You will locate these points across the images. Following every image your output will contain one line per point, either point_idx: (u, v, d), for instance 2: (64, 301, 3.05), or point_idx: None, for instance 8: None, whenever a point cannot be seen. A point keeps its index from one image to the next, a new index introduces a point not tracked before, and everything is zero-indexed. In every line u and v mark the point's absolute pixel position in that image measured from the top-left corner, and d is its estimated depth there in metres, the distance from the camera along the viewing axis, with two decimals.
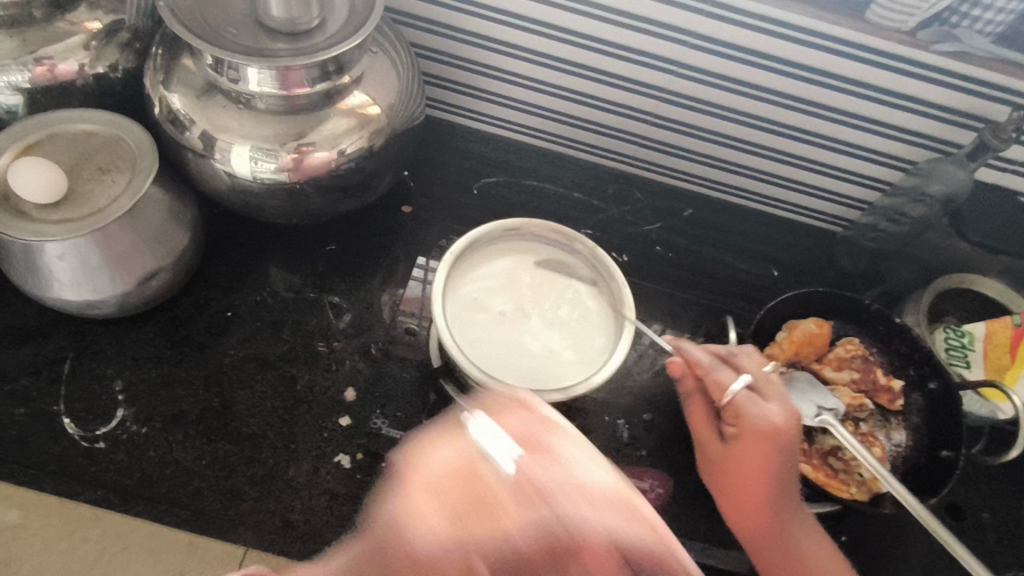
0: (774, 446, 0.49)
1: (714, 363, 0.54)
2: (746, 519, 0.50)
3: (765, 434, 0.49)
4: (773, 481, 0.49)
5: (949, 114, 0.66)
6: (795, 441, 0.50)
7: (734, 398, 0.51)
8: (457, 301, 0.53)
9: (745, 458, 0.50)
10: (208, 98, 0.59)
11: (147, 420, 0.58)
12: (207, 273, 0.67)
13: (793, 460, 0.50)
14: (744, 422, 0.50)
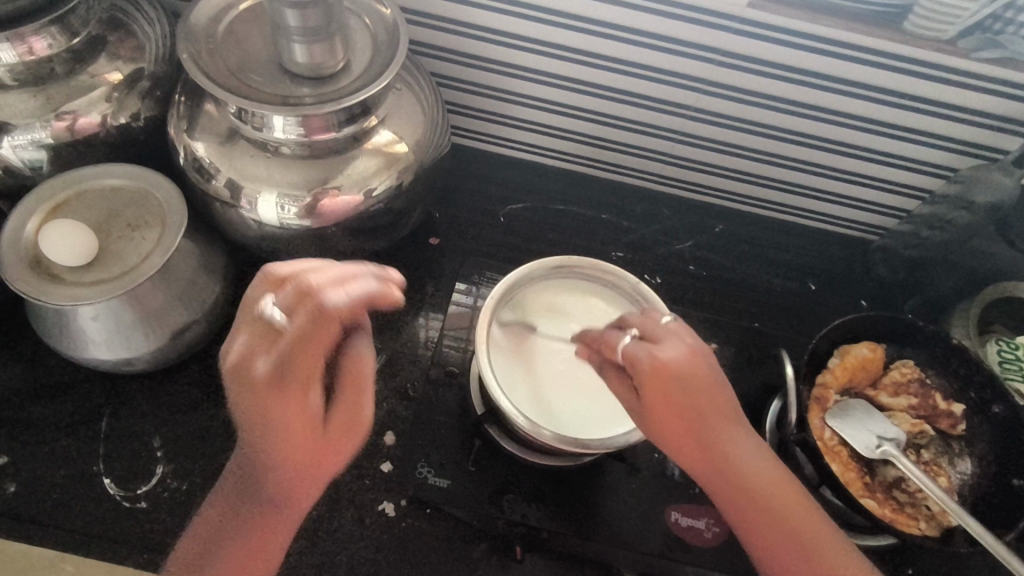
0: (674, 384, 0.44)
1: (605, 330, 0.48)
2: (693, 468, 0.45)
3: (659, 374, 0.44)
4: (691, 419, 0.44)
5: (992, 120, 0.63)
6: (692, 374, 0.45)
7: (625, 351, 0.45)
8: (504, 343, 0.51)
9: (658, 413, 0.44)
10: (233, 145, 0.58)
11: (187, 476, 0.57)
12: (238, 319, 0.66)
13: (700, 392, 0.44)
14: (637, 371, 0.44)
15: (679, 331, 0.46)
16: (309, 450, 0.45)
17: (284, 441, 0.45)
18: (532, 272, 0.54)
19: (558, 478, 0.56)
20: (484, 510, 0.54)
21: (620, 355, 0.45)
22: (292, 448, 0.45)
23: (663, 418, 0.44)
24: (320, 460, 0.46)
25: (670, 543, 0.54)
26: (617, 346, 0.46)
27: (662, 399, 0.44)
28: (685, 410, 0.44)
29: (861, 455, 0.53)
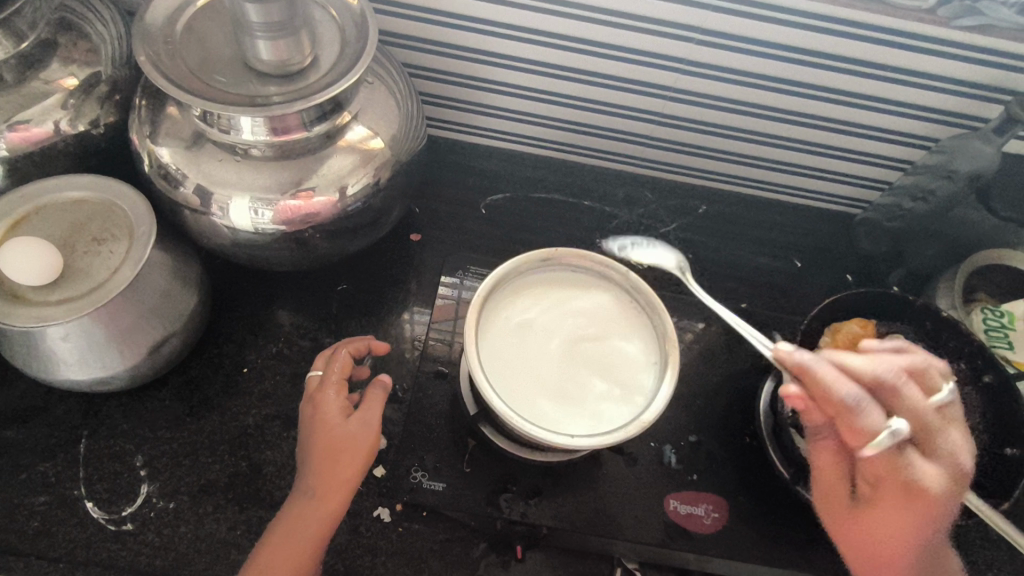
0: (920, 507, 0.44)
1: (861, 398, 0.45)
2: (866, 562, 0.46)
3: (916, 495, 0.44)
4: (909, 534, 0.44)
5: (972, 88, 0.63)
6: (938, 505, 0.45)
7: (881, 449, 0.44)
8: (492, 341, 0.49)
9: (879, 516, 0.45)
10: (199, 149, 0.55)
11: (173, 494, 0.55)
12: (218, 329, 0.64)
13: (932, 525, 0.45)
14: (890, 477, 0.44)
15: (942, 441, 0.45)
16: (327, 456, 0.50)
17: (309, 449, 0.51)
18: (516, 266, 0.51)
19: (555, 474, 0.55)
20: (480, 512, 0.53)
21: (875, 450, 0.44)
22: (316, 455, 0.50)
23: (894, 525, 0.44)
24: (337, 461, 0.50)
25: (670, 532, 0.54)
26: (875, 439, 0.44)
27: (898, 512, 0.44)
28: (912, 527, 0.44)
29: None
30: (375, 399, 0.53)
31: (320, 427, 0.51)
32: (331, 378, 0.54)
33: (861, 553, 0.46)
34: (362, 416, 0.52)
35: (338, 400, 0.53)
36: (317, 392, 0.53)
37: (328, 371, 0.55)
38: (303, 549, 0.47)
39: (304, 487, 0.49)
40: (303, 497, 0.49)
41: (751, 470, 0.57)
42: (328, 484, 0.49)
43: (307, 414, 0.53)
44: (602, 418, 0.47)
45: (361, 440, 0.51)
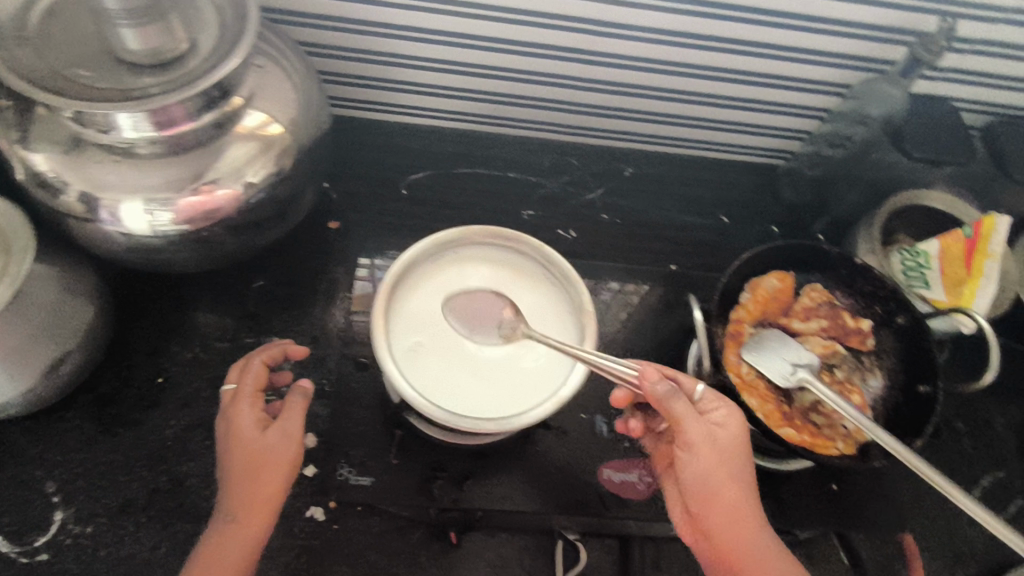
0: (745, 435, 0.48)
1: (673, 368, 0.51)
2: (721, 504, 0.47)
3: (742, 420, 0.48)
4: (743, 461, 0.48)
5: (878, 32, 0.63)
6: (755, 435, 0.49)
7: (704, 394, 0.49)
8: (406, 325, 0.48)
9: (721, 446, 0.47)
10: (81, 153, 0.51)
11: (91, 518, 0.53)
12: (127, 340, 0.61)
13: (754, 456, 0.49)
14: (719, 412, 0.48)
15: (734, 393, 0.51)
16: (247, 472, 0.47)
17: (229, 466, 0.48)
18: (430, 247, 0.50)
19: (487, 455, 0.55)
20: (417, 502, 0.54)
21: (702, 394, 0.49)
22: (233, 476, 0.48)
23: (733, 461, 0.47)
24: (256, 480, 0.47)
25: (605, 499, 0.55)
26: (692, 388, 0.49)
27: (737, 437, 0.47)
28: (742, 454, 0.47)
29: (777, 384, 0.54)
30: (294, 409, 0.49)
31: (236, 443, 0.48)
32: (245, 390, 0.50)
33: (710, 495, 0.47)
34: (281, 427, 0.49)
35: (253, 412, 0.49)
36: (229, 406, 0.49)
37: (242, 382, 0.51)
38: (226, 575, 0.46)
39: (224, 509, 0.47)
40: (223, 520, 0.47)
41: None
42: (249, 506, 0.47)
43: (224, 430, 0.50)
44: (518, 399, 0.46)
45: (282, 452, 0.48)
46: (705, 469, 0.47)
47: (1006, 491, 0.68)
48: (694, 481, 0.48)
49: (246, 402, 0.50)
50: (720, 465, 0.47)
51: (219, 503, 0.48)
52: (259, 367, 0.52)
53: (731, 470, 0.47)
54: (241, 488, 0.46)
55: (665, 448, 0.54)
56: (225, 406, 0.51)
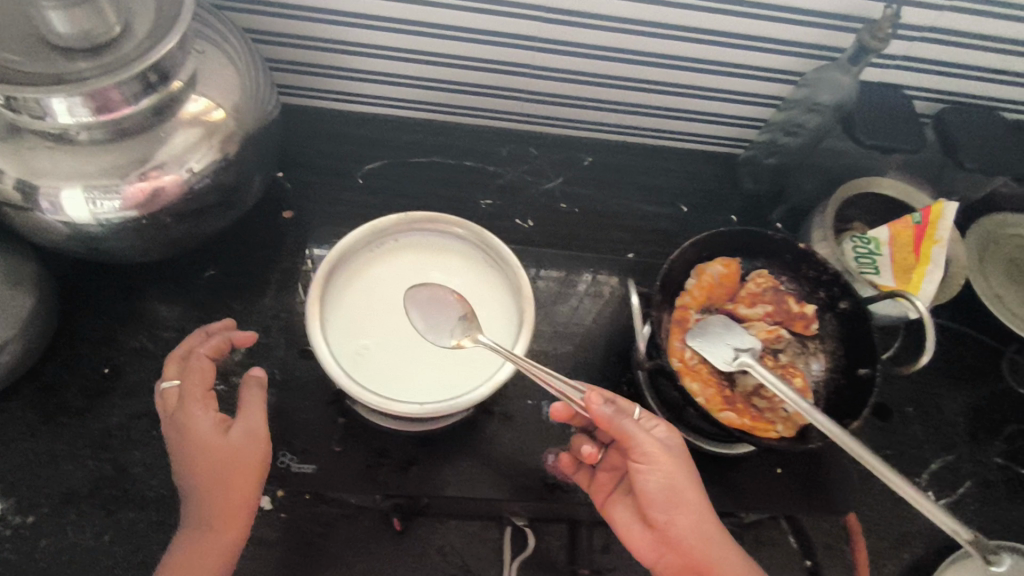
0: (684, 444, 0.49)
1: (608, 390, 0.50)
2: (683, 515, 0.46)
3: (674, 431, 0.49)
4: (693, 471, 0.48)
5: (827, 19, 0.63)
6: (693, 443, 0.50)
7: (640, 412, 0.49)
8: (342, 312, 0.48)
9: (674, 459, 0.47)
10: (17, 141, 0.50)
11: (33, 508, 0.53)
12: (73, 330, 0.60)
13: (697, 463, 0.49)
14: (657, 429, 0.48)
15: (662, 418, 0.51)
16: (219, 480, 0.47)
17: (196, 475, 0.47)
18: (366, 236, 0.49)
19: (431, 442, 0.54)
20: (358, 487, 0.52)
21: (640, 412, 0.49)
22: (202, 483, 0.47)
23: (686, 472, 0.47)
24: (229, 485, 0.47)
25: (549, 483, 0.54)
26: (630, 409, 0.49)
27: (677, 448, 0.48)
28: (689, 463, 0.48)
29: (719, 369, 0.54)
30: (254, 407, 0.49)
31: (200, 452, 0.47)
32: (194, 394, 0.49)
33: (676, 506, 0.46)
34: (246, 427, 0.48)
35: (208, 416, 0.48)
36: (182, 412, 0.48)
37: (187, 386, 0.50)
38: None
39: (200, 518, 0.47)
40: (199, 529, 0.47)
41: None
42: (223, 512, 0.47)
43: (176, 437, 0.48)
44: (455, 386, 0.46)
45: (250, 452, 0.48)
46: (666, 477, 0.46)
47: (954, 474, 0.69)
48: (657, 492, 0.46)
49: (198, 405, 0.49)
50: (677, 470, 0.47)
51: (187, 511, 0.48)
52: (204, 366, 0.51)
53: (687, 477, 0.47)
54: (215, 496, 0.46)
55: (604, 481, 0.52)
56: (174, 412, 0.49)
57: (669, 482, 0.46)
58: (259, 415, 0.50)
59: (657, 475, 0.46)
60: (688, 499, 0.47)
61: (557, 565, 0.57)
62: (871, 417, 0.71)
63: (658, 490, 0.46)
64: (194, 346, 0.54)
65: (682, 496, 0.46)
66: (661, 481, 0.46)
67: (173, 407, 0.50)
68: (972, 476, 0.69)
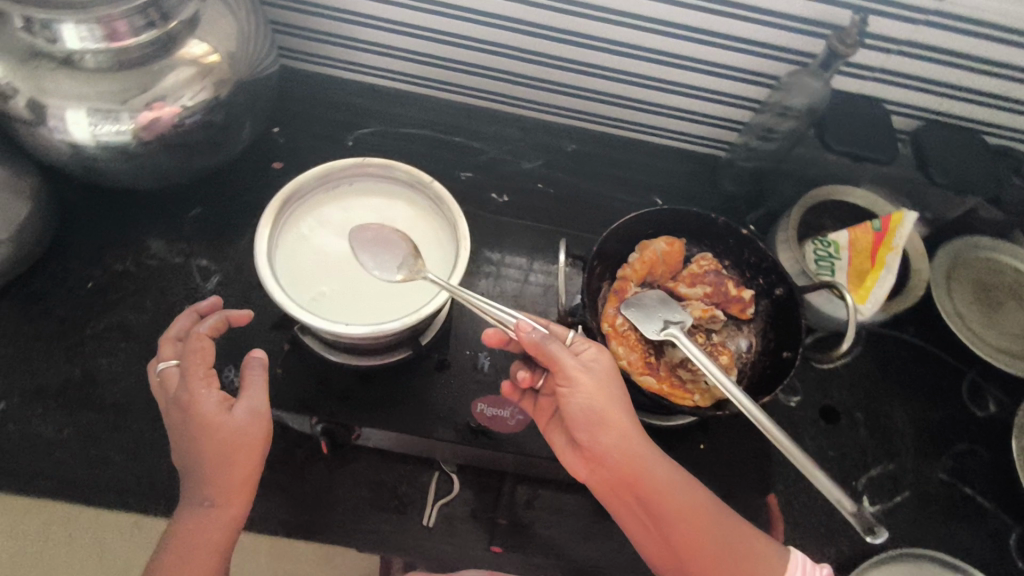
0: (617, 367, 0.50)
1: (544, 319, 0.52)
2: (610, 436, 0.48)
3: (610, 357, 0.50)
4: (623, 394, 0.49)
5: (799, 23, 0.65)
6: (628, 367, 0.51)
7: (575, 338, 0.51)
8: (291, 241, 0.51)
9: (600, 384, 0.48)
10: (30, 63, 0.56)
11: (6, 396, 0.58)
12: (65, 247, 0.66)
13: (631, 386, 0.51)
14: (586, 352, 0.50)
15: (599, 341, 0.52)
16: (222, 460, 0.47)
17: (200, 456, 0.47)
18: (322, 176, 0.53)
19: (370, 377, 0.57)
20: (296, 407, 0.56)
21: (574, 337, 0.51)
22: (206, 462, 0.48)
23: (615, 394, 0.49)
24: (234, 463, 0.48)
25: (473, 426, 0.57)
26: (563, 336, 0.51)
27: (609, 372, 0.49)
28: (618, 388, 0.49)
29: (648, 339, 0.56)
30: (257, 385, 0.49)
31: (203, 431, 0.47)
32: (197, 372, 0.49)
33: (603, 430, 0.48)
34: (250, 407, 0.48)
35: (212, 394, 0.49)
36: (186, 394, 0.48)
37: (189, 361, 0.50)
38: (208, 558, 0.47)
39: (202, 498, 0.48)
40: (202, 507, 0.48)
41: None
42: (227, 489, 0.48)
43: (179, 414, 0.49)
44: (381, 313, 0.49)
45: (253, 432, 0.48)
46: (590, 398, 0.48)
47: (894, 482, 0.68)
48: (580, 412, 0.48)
49: (201, 383, 0.49)
50: (603, 391, 0.48)
51: (190, 488, 0.49)
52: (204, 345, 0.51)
53: (609, 395, 0.48)
54: (221, 475, 0.47)
55: (544, 407, 0.54)
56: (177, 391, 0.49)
57: (592, 405, 0.48)
58: (262, 392, 0.50)
59: (580, 396, 0.48)
60: (611, 417, 0.48)
61: (479, 514, 0.60)
62: (818, 418, 0.71)
63: (581, 411, 0.48)
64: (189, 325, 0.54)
65: (605, 420, 0.48)
66: (585, 403, 0.48)
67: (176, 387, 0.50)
68: (912, 487, 0.69)
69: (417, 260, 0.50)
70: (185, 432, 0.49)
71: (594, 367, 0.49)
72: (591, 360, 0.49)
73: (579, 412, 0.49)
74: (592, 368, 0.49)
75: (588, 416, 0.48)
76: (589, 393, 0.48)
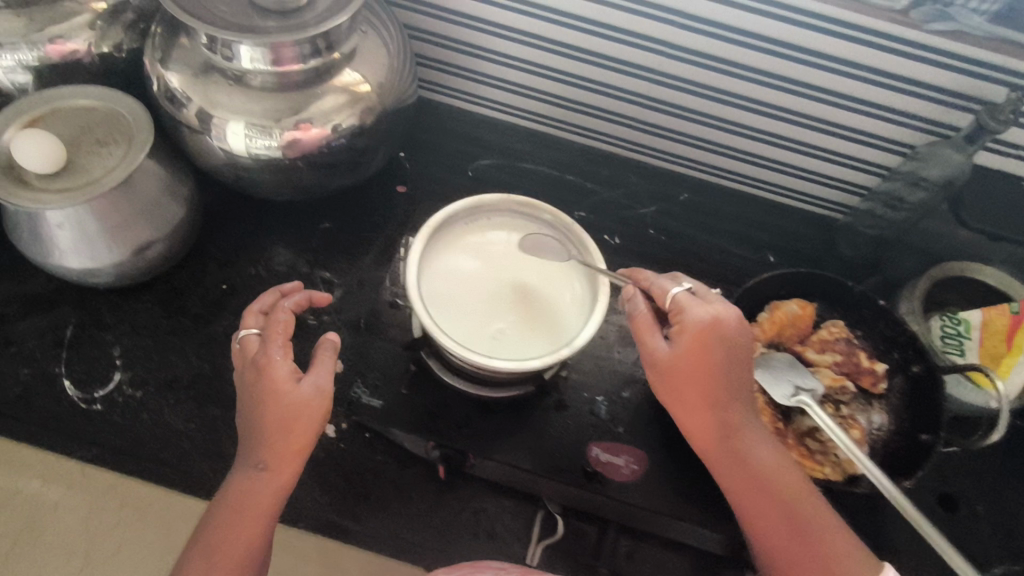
0: (717, 336, 0.49)
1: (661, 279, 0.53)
2: (694, 404, 0.50)
3: (710, 324, 0.49)
4: (718, 365, 0.49)
5: (947, 96, 0.64)
6: (732, 335, 0.50)
7: (676, 299, 0.51)
8: (437, 265, 0.53)
9: (691, 354, 0.49)
10: (205, 77, 0.60)
11: (142, 384, 0.61)
12: (206, 247, 0.69)
13: (732, 354, 0.50)
14: (684, 318, 0.50)
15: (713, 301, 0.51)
16: (282, 427, 0.50)
17: (263, 419, 0.51)
18: (472, 205, 0.55)
19: (488, 408, 0.58)
20: (412, 430, 0.56)
21: (676, 299, 0.51)
22: (270, 427, 0.51)
23: (707, 363, 0.49)
24: (292, 434, 0.51)
25: (588, 474, 0.56)
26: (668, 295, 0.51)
27: (702, 343, 0.49)
28: (712, 359, 0.49)
29: (776, 403, 0.55)
30: (325, 362, 0.52)
31: (271, 396, 0.51)
32: (275, 341, 0.53)
33: (688, 396, 0.50)
34: (315, 382, 0.51)
35: (286, 362, 0.52)
36: (262, 356, 0.51)
37: (269, 331, 0.53)
38: (260, 514, 0.50)
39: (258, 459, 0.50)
40: (256, 468, 0.51)
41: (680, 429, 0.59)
42: (280, 455, 0.51)
43: (252, 377, 0.52)
44: (514, 344, 0.50)
45: (315, 406, 0.51)
46: (678, 364, 0.49)
47: None
48: (668, 377, 0.50)
49: (278, 351, 0.52)
50: (694, 359, 0.49)
51: (250, 450, 0.51)
52: (286, 317, 0.55)
53: (710, 357, 0.49)
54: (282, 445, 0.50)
55: None
56: (254, 355, 0.53)
57: (679, 373, 0.49)
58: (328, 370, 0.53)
59: (667, 360, 0.50)
60: (699, 385, 0.49)
61: (578, 559, 0.59)
62: (934, 504, 0.67)
63: (669, 378, 0.50)
64: (274, 299, 0.57)
65: (690, 388, 0.49)
66: (672, 370, 0.50)
67: (253, 351, 0.54)
68: None
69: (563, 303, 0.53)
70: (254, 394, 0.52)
71: (688, 334, 0.49)
72: (709, 319, 0.49)
73: (668, 378, 0.50)
74: (708, 326, 0.49)
75: (676, 382, 0.50)
76: (675, 359, 0.49)
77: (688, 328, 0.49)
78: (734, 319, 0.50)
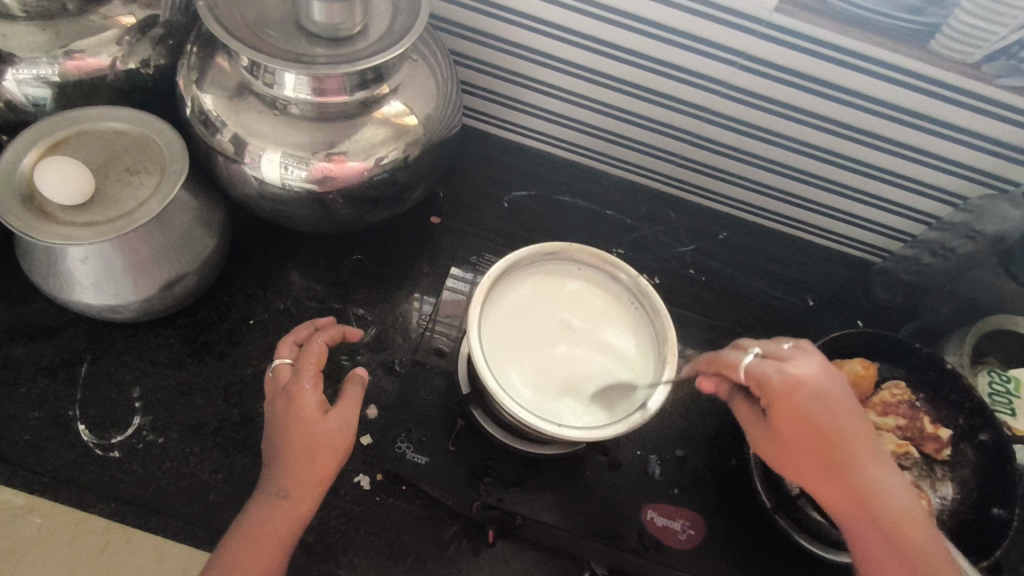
0: (810, 401, 0.43)
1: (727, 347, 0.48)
2: (822, 485, 0.44)
3: (797, 393, 0.43)
4: (825, 435, 0.43)
5: (1009, 151, 0.63)
6: (829, 397, 0.43)
7: (750, 371, 0.45)
8: (496, 318, 0.52)
9: (791, 431, 0.43)
10: (241, 100, 0.56)
11: (163, 430, 0.56)
12: (232, 278, 0.65)
13: (834, 417, 0.43)
14: (767, 391, 0.44)
15: (800, 359, 0.45)
16: (304, 455, 0.46)
17: (285, 446, 0.46)
18: (556, 252, 0.56)
19: (538, 465, 0.55)
20: (459, 489, 0.54)
21: (749, 374, 0.45)
22: (290, 453, 0.46)
23: (810, 433, 0.43)
24: (314, 464, 0.46)
25: (645, 541, 0.54)
26: (740, 366, 0.46)
27: (795, 415, 0.43)
28: (819, 430, 0.43)
29: None
30: (353, 397, 0.49)
31: (296, 423, 0.46)
32: (308, 369, 0.49)
33: (811, 476, 0.44)
34: (342, 415, 0.48)
35: (316, 393, 0.48)
36: (295, 383, 0.47)
37: (303, 360, 0.50)
38: (274, 551, 0.44)
39: (279, 485, 0.45)
40: (275, 496, 0.45)
41: (732, 493, 0.57)
42: (303, 483, 0.45)
43: (279, 405, 0.48)
44: (576, 398, 0.50)
45: (340, 441, 0.47)
46: (786, 445, 0.44)
47: None
48: (785, 459, 0.45)
49: (309, 380, 0.48)
50: (797, 431, 0.43)
51: (269, 475, 0.46)
52: (320, 347, 0.51)
53: (808, 426, 0.43)
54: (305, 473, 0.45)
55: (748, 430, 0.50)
56: (285, 382, 0.49)
57: (789, 450, 0.44)
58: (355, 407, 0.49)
59: (773, 442, 0.45)
60: (814, 464, 0.44)
61: None
62: None
63: (787, 460, 0.45)
64: (309, 332, 0.54)
65: (807, 466, 0.44)
66: (783, 449, 0.45)
67: (284, 379, 0.50)
68: None
69: (627, 360, 0.53)
70: (278, 422, 0.47)
71: (779, 410, 0.43)
72: (789, 383, 0.43)
73: (785, 458, 0.45)
74: (791, 392, 0.43)
75: (795, 463, 0.45)
76: (783, 438, 0.44)
77: (778, 401, 0.43)
78: (823, 380, 0.43)
